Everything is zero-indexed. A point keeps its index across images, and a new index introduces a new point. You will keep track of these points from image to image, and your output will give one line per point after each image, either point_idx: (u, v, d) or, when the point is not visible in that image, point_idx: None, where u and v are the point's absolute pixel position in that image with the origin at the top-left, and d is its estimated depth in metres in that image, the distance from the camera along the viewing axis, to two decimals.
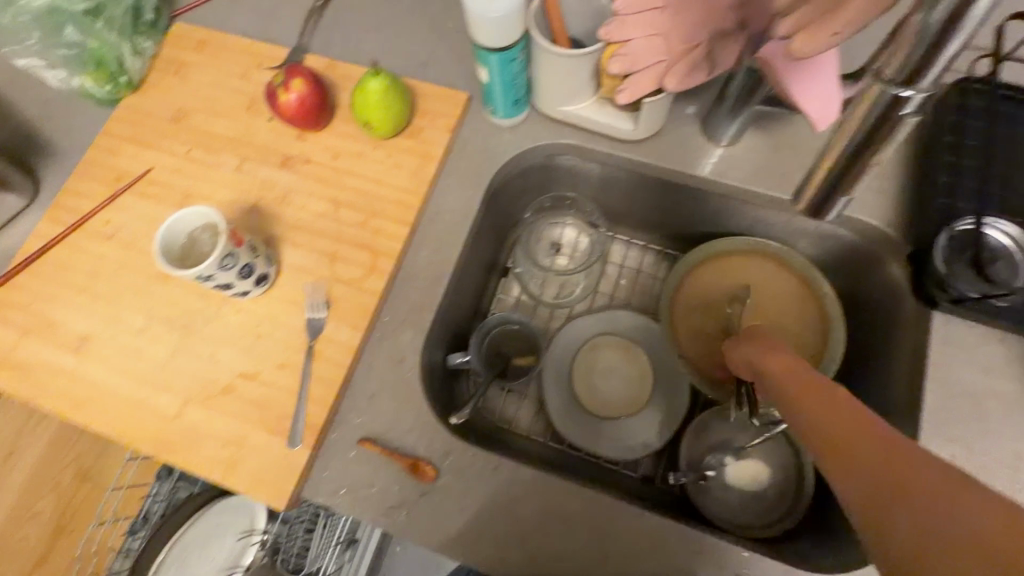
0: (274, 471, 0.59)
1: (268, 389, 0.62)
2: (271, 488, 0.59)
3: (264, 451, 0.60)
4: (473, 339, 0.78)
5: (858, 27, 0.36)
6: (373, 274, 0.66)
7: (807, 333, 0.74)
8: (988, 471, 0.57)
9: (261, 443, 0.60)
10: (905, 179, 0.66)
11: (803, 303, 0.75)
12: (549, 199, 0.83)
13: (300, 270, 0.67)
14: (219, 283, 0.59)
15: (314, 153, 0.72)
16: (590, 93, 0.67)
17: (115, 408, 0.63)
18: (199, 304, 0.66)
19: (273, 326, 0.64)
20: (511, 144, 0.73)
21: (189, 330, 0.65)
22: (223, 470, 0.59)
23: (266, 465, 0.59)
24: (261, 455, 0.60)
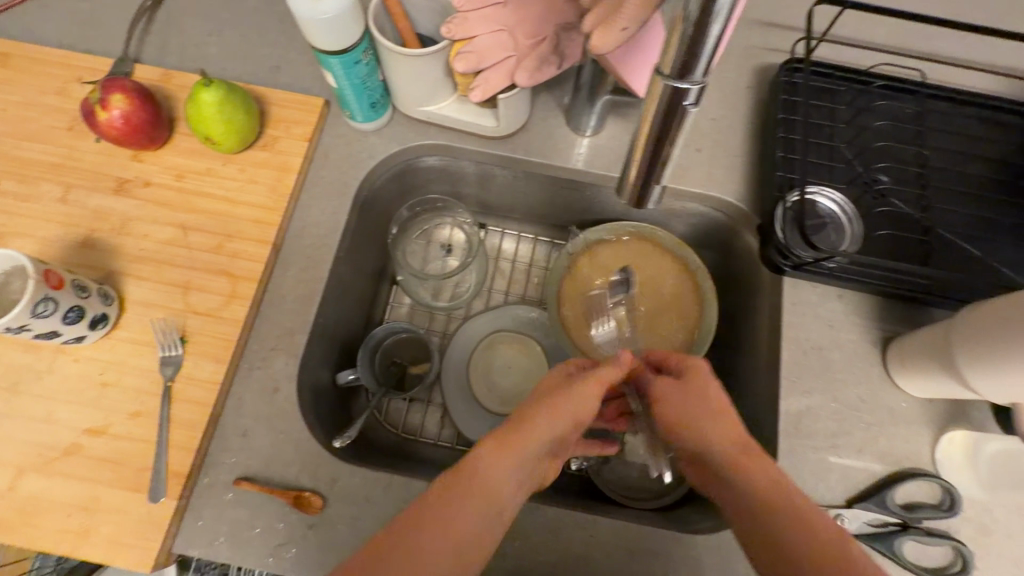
0: (136, 530, 0.53)
1: (120, 442, 0.56)
2: (133, 550, 0.53)
3: (123, 511, 0.54)
4: (364, 355, 0.75)
5: (642, 21, 0.38)
6: (234, 300, 0.61)
7: (686, 307, 0.77)
8: (839, 415, 0.63)
9: (119, 503, 0.54)
10: (750, 156, 0.71)
11: (679, 279, 0.78)
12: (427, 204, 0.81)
13: (148, 305, 0.60)
14: (41, 333, 0.52)
15: (154, 175, 0.66)
16: (448, 92, 0.66)
17: None
18: (28, 357, 0.58)
19: (121, 372, 0.58)
20: (376, 149, 0.70)
21: (17, 388, 0.57)
22: (74, 540, 0.53)
23: (125, 526, 0.53)
24: (118, 517, 0.54)
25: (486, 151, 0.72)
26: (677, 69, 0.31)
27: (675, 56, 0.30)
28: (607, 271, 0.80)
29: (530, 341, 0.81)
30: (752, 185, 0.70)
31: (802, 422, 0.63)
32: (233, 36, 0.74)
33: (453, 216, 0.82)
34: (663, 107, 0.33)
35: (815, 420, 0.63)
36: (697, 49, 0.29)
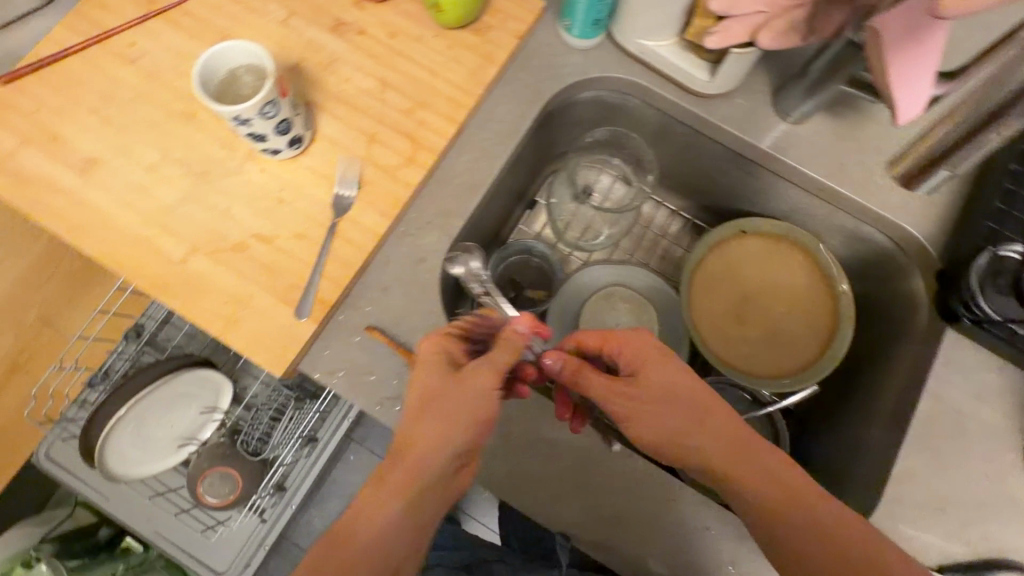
0: (276, 337, 0.58)
1: (282, 257, 0.59)
2: (271, 354, 0.57)
3: (270, 317, 0.58)
4: (492, 262, 0.76)
5: None
6: (410, 165, 0.63)
7: (817, 328, 0.74)
8: (956, 484, 0.60)
9: (267, 309, 0.58)
10: (955, 198, 0.66)
11: (820, 298, 0.75)
12: (594, 142, 0.80)
13: (335, 144, 0.63)
14: (254, 133, 0.56)
15: (369, 26, 0.67)
16: (671, 33, 0.65)
17: (115, 240, 0.59)
18: (220, 153, 0.62)
19: (297, 195, 0.61)
20: (577, 68, 0.70)
21: (205, 177, 0.61)
22: (223, 325, 0.58)
23: (268, 331, 0.58)
24: (263, 318, 0.58)
25: (682, 105, 0.69)
26: None
27: None
28: (748, 266, 0.77)
29: (647, 306, 0.79)
30: (946, 227, 0.66)
31: (916, 477, 0.60)
32: None
33: (613, 163, 0.81)
34: None
35: (930, 481, 0.60)
36: None
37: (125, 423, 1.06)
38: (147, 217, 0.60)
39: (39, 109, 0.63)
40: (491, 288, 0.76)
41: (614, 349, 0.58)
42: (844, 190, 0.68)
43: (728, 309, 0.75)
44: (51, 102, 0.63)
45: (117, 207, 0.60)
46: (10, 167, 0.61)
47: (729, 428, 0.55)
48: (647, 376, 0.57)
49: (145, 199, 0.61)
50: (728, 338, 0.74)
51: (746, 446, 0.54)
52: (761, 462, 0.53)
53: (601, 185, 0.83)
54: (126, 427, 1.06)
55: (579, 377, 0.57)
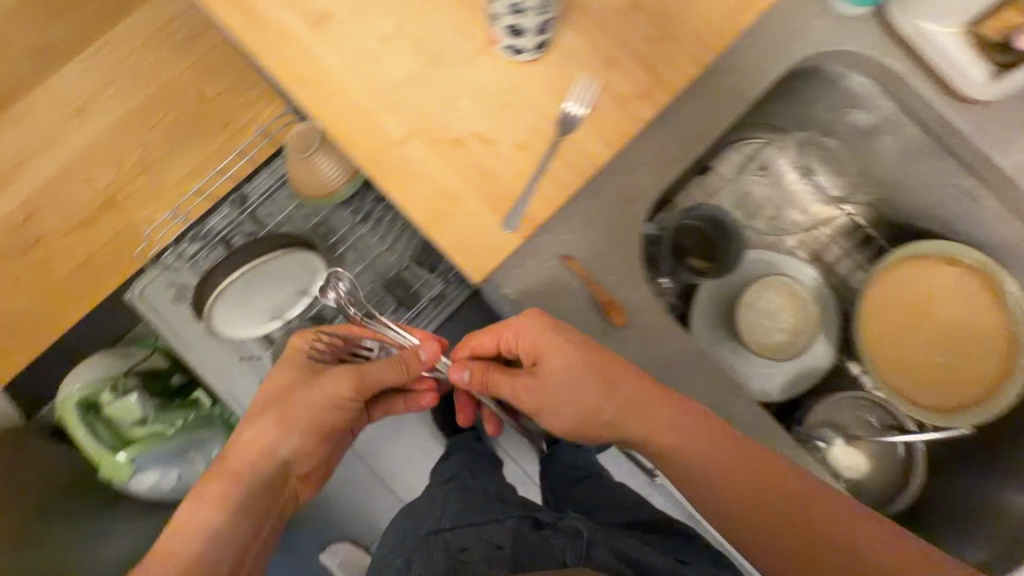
0: (479, 242, 0.57)
1: (499, 161, 0.57)
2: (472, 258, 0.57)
3: (477, 221, 0.57)
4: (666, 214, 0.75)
5: None
6: (645, 98, 0.59)
7: (987, 373, 0.70)
8: None
9: (475, 212, 0.57)
10: None
11: (998, 345, 0.70)
12: (800, 124, 0.77)
13: (573, 57, 0.59)
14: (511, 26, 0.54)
15: None
16: (955, 24, 0.62)
17: (335, 103, 0.58)
18: (455, 38, 0.59)
19: (525, 102, 0.58)
20: (833, 40, 0.64)
21: (436, 60, 0.58)
22: (429, 216, 0.57)
23: (472, 234, 0.57)
24: (469, 220, 0.57)
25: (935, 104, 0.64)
26: None
27: None
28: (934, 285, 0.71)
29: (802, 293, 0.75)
30: None
31: None
32: None
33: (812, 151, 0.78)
34: None
35: None
36: None
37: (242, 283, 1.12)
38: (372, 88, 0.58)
39: None
40: (658, 242, 0.74)
41: (507, 336, 0.58)
42: None
43: (898, 329, 0.72)
44: None
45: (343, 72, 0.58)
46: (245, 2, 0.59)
47: (694, 437, 0.55)
48: (548, 364, 0.56)
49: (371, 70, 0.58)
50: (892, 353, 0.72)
51: (690, 448, 0.55)
52: (734, 460, 0.55)
53: (790, 169, 0.80)
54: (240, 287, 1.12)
55: (482, 376, 0.62)
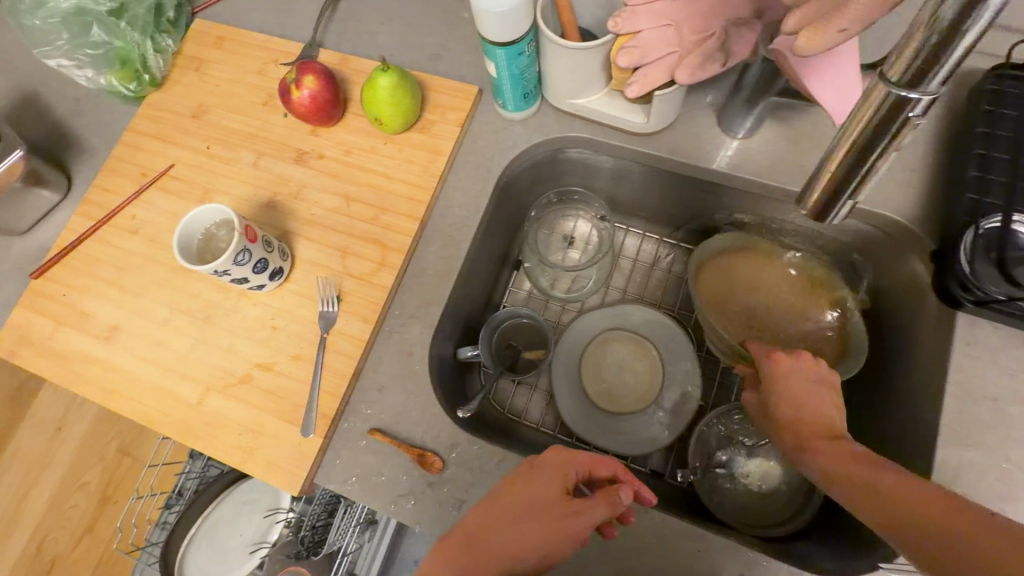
0: (288, 458, 0.62)
1: (286, 382, 0.64)
2: (281, 468, 0.61)
3: (273, 435, 0.62)
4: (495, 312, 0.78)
5: (698, 77, 0.59)
6: (383, 268, 0.67)
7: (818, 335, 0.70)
8: (974, 469, 0.55)
9: (278, 432, 0.62)
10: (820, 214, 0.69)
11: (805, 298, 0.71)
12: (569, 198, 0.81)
13: (313, 263, 0.68)
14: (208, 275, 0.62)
15: (326, 149, 0.73)
16: (600, 85, 0.67)
17: (146, 393, 0.66)
18: (218, 297, 0.69)
19: (288, 320, 0.67)
20: (520, 138, 0.73)
21: (209, 322, 0.68)
22: (241, 455, 0.62)
23: (276, 450, 0.62)
24: (275, 443, 0.62)
25: (631, 148, 0.71)
26: (910, 76, 0.28)
27: (908, 66, 0.28)
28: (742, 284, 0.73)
29: (652, 348, 0.79)
30: (936, 203, 0.62)
31: (972, 472, 0.55)
32: (403, 24, 0.80)
33: (651, 224, 0.84)
34: (876, 119, 0.31)
35: (967, 489, 0.54)
36: (942, 55, 0.26)
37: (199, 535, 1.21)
38: (170, 376, 0.66)
39: (69, 290, 0.72)
40: (489, 360, 0.75)
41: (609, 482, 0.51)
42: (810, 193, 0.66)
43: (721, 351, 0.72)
44: (78, 285, 0.72)
45: (126, 379, 0.67)
46: (52, 349, 0.70)
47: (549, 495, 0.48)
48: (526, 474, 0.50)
49: (174, 364, 0.67)
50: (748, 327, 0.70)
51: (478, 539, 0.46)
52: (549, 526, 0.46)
53: (584, 226, 0.82)
54: (202, 538, 1.21)
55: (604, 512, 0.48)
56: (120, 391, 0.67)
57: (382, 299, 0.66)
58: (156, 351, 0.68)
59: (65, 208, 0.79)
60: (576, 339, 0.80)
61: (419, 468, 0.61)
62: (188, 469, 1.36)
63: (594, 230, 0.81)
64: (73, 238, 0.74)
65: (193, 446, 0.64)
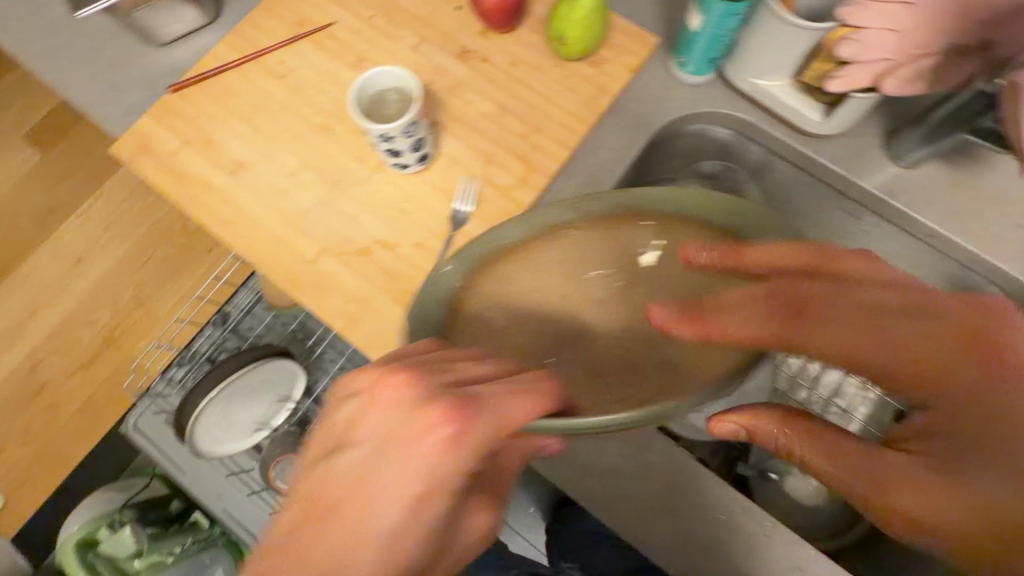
0: (391, 337, 0.62)
1: (404, 267, 0.64)
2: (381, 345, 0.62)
3: (381, 310, 0.63)
4: None
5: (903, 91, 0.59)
6: (523, 186, 0.67)
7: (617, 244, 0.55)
8: None
9: (385, 310, 0.63)
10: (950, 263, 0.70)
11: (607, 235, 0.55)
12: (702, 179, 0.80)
13: (455, 160, 0.67)
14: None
15: (493, 55, 0.72)
16: (789, 73, 0.66)
17: (259, 235, 0.66)
18: (352, 165, 0.68)
19: (417, 207, 0.66)
20: (685, 102, 0.72)
21: (337, 186, 0.67)
22: (345, 321, 0.62)
23: (379, 326, 0.62)
24: (380, 319, 0.62)
25: (791, 145, 0.70)
26: None
27: None
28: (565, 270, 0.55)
29: None
30: None
31: None
32: None
33: None
34: None
35: None
36: None
37: (214, 402, 1.16)
38: (287, 225, 0.66)
39: (201, 114, 0.70)
40: None
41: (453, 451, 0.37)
42: (953, 237, 0.67)
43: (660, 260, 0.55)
44: (210, 112, 0.70)
45: (241, 217, 0.66)
46: (173, 167, 0.68)
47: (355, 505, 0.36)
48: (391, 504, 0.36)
49: (295, 216, 0.66)
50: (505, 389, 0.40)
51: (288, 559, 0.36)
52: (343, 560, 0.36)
53: None
54: (215, 406, 1.16)
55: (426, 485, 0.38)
56: (233, 227, 0.66)
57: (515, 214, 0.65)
58: (279, 198, 0.67)
59: (208, 34, 0.77)
60: None
61: None
62: (207, 334, 1.39)
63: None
64: (216, 64, 0.72)
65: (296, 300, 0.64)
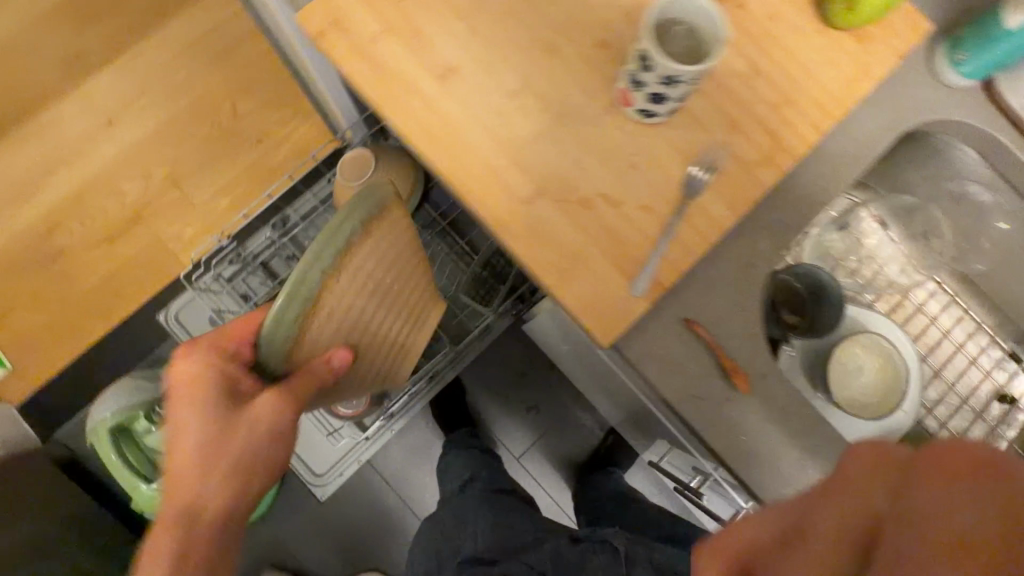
0: (606, 304, 0.55)
1: (628, 230, 0.57)
2: (594, 313, 0.55)
3: (598, 273, 0.56)
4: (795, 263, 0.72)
5: None
6: (767, 165, 0.59)
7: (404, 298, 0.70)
8: None
9: (602, 274, 0.56)
10: None
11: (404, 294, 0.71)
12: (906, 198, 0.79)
13: (696, 119, 0.59)
14: (632, 74, 0.52)
15: (750, 3, 0.62)
16: None
17: (467, 160, 0.57)
18: (581, 98, 0.58)
19: (650, 164, 0.58)
20: (942, 106, 0.64)
21: (563, 120, 0.58)
22: (557, 277, 0.56)
23: (594, 290, 0.56)
24: (595, 282, 0.56)
25: None
26: None
27: None
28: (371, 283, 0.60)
29: (901, 366, 0.73)
30: None
31: None
32: None
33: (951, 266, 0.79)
34: None
35: None
36: None
37: None
38: (501, 155, 0.57)
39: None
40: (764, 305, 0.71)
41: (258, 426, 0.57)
42: None
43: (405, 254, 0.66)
44: None
45: (448, 133, 0.57)
46: (371, 55, 0.58)
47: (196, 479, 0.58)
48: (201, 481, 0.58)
49: (512, 145, 0.57)
50: (354, 289, 0.57)
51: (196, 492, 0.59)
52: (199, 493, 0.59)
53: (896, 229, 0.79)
54: None
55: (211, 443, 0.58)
56: (441, 144, 0.57)
57: (755, 194, 0.58)
58: (496, 120, 0.58)
59: None
60: (829, 319, 0.72)
61: (720, 376, 0.57)
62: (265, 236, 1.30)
63: (909, 242, 0.79)
64: None
65: (501, 242, 0.57)
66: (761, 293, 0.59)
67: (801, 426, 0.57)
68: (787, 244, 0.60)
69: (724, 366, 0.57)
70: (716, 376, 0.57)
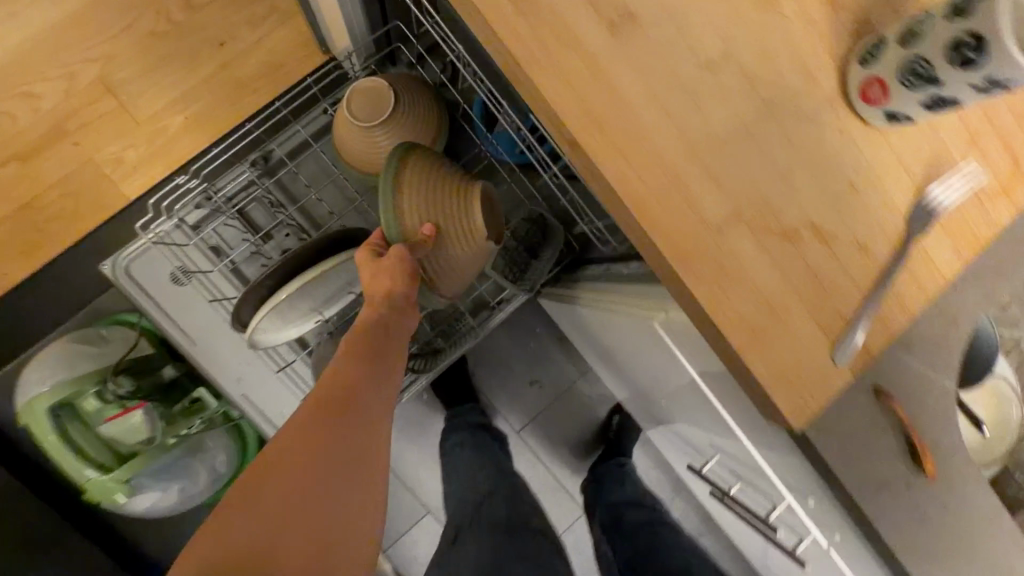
0: (800, 372, 0.42)
1: (840, 276, 0.43)
2: (784, 378, 0.43)
3: (796, 330, 0.42)
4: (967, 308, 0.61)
5: None
6: (1004, 198, 0.46)
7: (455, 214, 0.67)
8: None
9: (800, 332, 0.42)
10: None
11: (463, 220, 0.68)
12: None
13: (935, 127, 0.44)
14: (924, 68, 0.37)
15: None
16: None
17: (642, 159, 0.40)
18: (800, 82, 0.41)
19: (873, 186, 0.43)
20: None
21: (775, 112, 0.41)
22: (745, 334, 0.42)
23: (789, 353, 0.42)
24: (791, 343, 0.42)
25: None
26: None
27: None
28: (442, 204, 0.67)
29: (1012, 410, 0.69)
30: None
31: None
32: None
33: None
34: None
35: None
36: None
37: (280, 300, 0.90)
38: (687, 157, 0.40)
39: None
40: None
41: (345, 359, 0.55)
42: None
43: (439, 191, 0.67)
44: None
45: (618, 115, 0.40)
46: None
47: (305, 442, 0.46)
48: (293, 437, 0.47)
49: (706, 144, 0.40)
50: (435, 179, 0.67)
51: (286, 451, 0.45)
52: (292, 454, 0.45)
53: None
54: (280, 307, 0.91)
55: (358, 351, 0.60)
56: (611, 127, 0.39)
57: (987, 236, 0.45)
58: (686, 105, 0.40)
59: None
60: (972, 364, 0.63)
61: (903, 456, 0.47)
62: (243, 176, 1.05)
63: None
64: None
65: (675, 280, 0.41)
66: (960, 356, 0.48)
67: (981, 513, 0.49)
68: (998, 298, 0.49)
69: (912, 445, 0.47)
70: (899, 455, 0.47)
